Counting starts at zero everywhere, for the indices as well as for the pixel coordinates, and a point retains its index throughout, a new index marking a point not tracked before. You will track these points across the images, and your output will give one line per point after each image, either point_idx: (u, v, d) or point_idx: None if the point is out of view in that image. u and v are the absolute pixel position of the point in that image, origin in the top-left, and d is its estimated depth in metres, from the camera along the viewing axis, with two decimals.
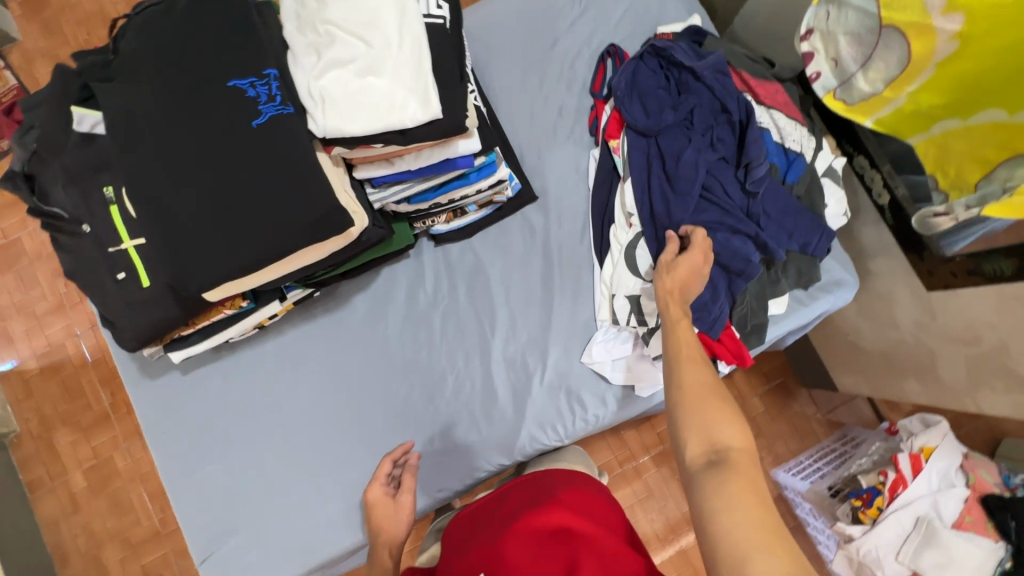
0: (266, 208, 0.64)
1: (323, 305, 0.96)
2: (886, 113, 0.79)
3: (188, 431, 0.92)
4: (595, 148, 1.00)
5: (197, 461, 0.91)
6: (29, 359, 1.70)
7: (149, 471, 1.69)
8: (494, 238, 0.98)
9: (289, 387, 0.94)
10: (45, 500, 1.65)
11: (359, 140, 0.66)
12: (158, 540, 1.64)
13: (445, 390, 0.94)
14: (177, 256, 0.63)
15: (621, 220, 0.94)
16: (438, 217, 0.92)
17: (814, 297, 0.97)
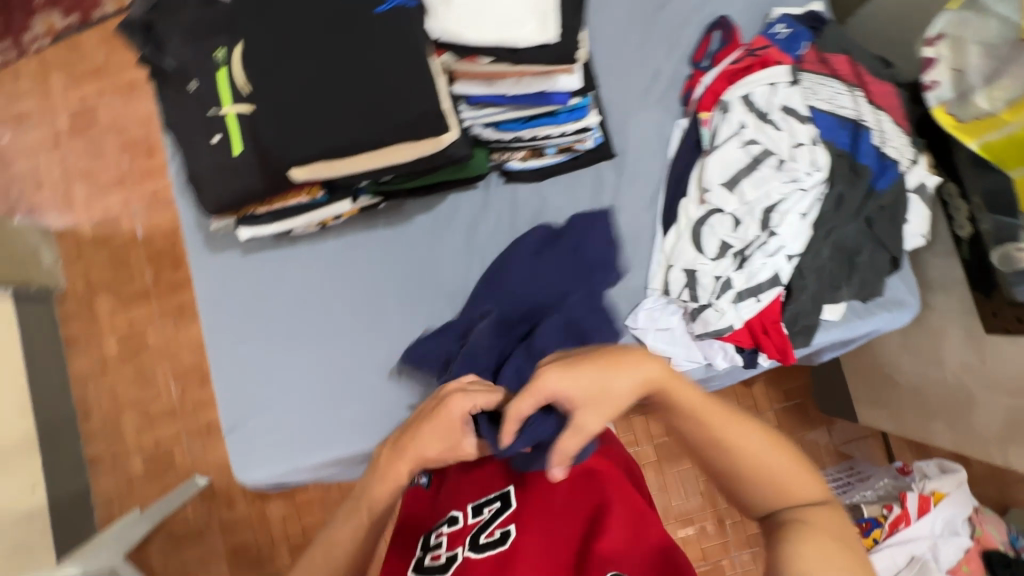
0: (370, 99, 0.65)
1: (386, 218, 0.98)
2: (995, 137, 0.78)
3: (235, 310, 0.96)
4: (683, 119, 0.99)
5: (237, 339, 0.96)
6: (86, 224, 1.85)
7: (176, 351, 1.81)
8: (561, 186, 0.98)
9: (337, 288, 0.97)
10: (78, 356, 1.82)
11: (470, 50, 0.70)
12: (173, 415, 1.79)
13: None
14: (278, 126, 0.66)
15: (694, 195, 0.94)
16: (517, 153, 0.92)
17: (869, 313, 0.96)
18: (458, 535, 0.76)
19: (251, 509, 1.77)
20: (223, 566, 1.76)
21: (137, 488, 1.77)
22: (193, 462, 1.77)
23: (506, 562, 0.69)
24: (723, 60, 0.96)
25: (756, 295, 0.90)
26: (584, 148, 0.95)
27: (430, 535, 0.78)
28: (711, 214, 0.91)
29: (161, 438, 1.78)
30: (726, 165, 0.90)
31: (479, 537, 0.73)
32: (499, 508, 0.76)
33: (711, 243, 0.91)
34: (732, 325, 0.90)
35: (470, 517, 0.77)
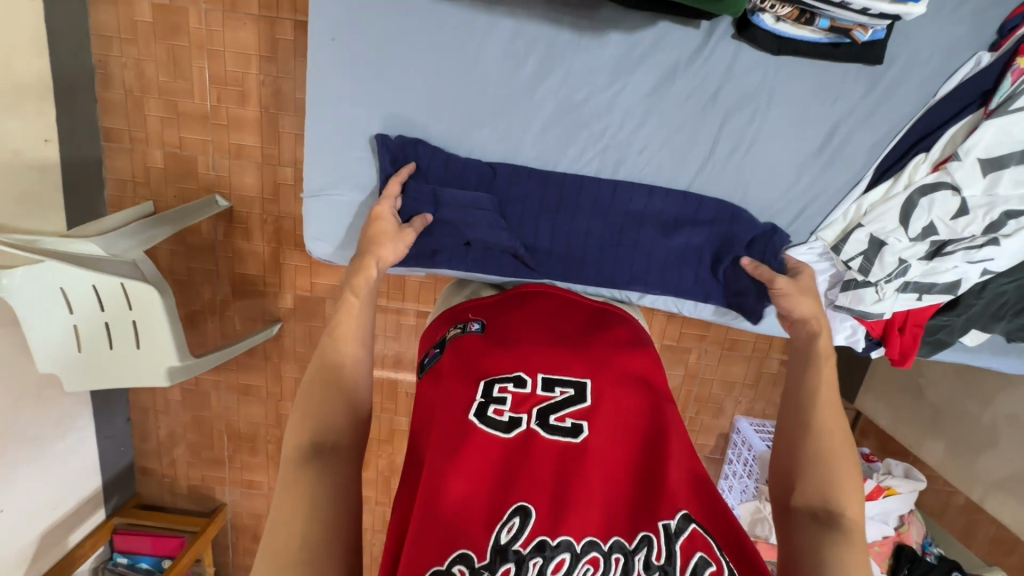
0: None
1: (573, 17, 0.98)
2: None
3: (372, 44, 1.00)
4: (986, 55, 0.97)
5: (377, 103, 1.05)
6: None
7: (218, 49, 1.55)
8: (794, 102, 1.02)
9: (521, 88, 1.03)
10: (103, 7, 1.52)
11: None
12: (204, 123, 1.62)
13: (623, 190, 1.11)
14: None
15: (930, 158, 1.02)
16: (781, 9, 0.91)
17: (1000, 352, 1.18)
18: (523, 402, 0.84)
19: (264, 247, 1.75)
20: (227, 286, 1.79)
21: (155, 182, 1.68)
22: (216, 179, 1.67)
23: (574, 446, 0.78)
24: None
25: (921, 292, 1.07)
26: (858, 39, 0.93)
27: (494, 388, 0.86)
28: (933, 186, 0.99)
29: (186, 141, 1.64)
30: (1001, 143, 0.93)
31: (549, 415, 0.81)
32: (572, 396, 0.84)
33: (916, 223, 1.01)
34: (882, 312, 1.08)
35: (540, 390, 0.86)
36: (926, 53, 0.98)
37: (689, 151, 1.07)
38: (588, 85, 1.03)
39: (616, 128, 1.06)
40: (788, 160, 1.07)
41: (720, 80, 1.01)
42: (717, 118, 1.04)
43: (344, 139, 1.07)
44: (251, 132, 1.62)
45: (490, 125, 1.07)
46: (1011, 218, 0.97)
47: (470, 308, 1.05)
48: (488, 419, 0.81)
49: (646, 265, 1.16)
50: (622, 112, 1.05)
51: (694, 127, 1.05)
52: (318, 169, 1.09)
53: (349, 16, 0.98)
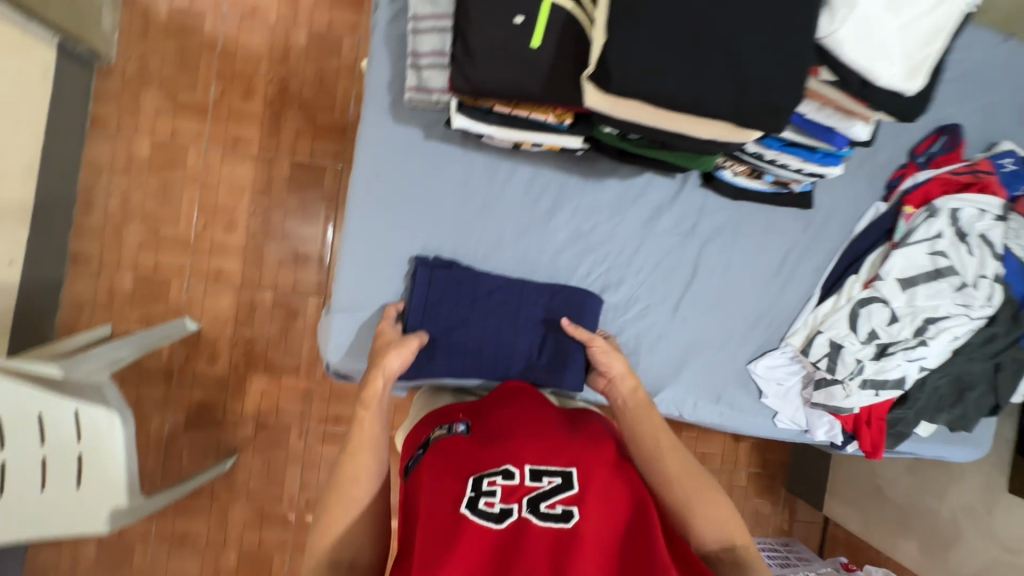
0: (739, 74, 0.64)
1: (578, 170, 1.07)
2: None
3: (410, 175, 1.01)
4: (882, 203, 1.16)
5: (399, 231, 1.03)
6: (164, 4, 1.62)
7: (212, 182, 1.64)
8: (754, 235, 1.15)
9: (523, 218, 1.07)
10: (101, 142, 1.60)
11: (839, 62, 0.70)
12: (184, 248, 1.64)
13: (627, 313, 1.12)
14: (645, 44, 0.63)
15: (862, 277, 1.11)
16: (737, 167, 1.03)
17: (949, 442, 1.19)
18: (513, 492, 0.78)
19: (230, 372, 1.67)
20: (180, 415, 1.65)
21: (117, 306, 1.61)
22: (188, 302, 1.64)
23: (567, 536, 0.72)
24: (942, 166, 1.11)
25: (878, 388, 1.06)
26: (792, 189, 1.10)
27: (482, 481, 0.79)
28: (870, 298, 1.07)
29: (162, 265, 1.63)
30: (911, 265, 1.05)
31: (540, 504, 0.76)
32: (560, 483, 0.78)
33: (862, 326, 1.06)
34: (851, 407, 1.08)
35: (530, 480, 0.79)
36: (845, 203, 1.16)
37: (675, 273, 1.13)
38: (582, 216, 1.09)
39: (614, 253, 1.11)
40: (756, 279, 1.16)
41: (695, 215, 1.12)
42: (694, 248, 1.13)
43: (368, 261, 1.02)
44: (234, 257, 1.66)
45: (491, 250, 1.07)
46: (933, 323, 1.04)
47: (460, 408, 0.97)
48: (478, 511, 0.75)
49: (659, 377, 1.14)
50: (617, 240, 1.10)
51: (677, 255, 1.13)
52: (350, 287, 1.02)
53: (392, 150, 1.00)
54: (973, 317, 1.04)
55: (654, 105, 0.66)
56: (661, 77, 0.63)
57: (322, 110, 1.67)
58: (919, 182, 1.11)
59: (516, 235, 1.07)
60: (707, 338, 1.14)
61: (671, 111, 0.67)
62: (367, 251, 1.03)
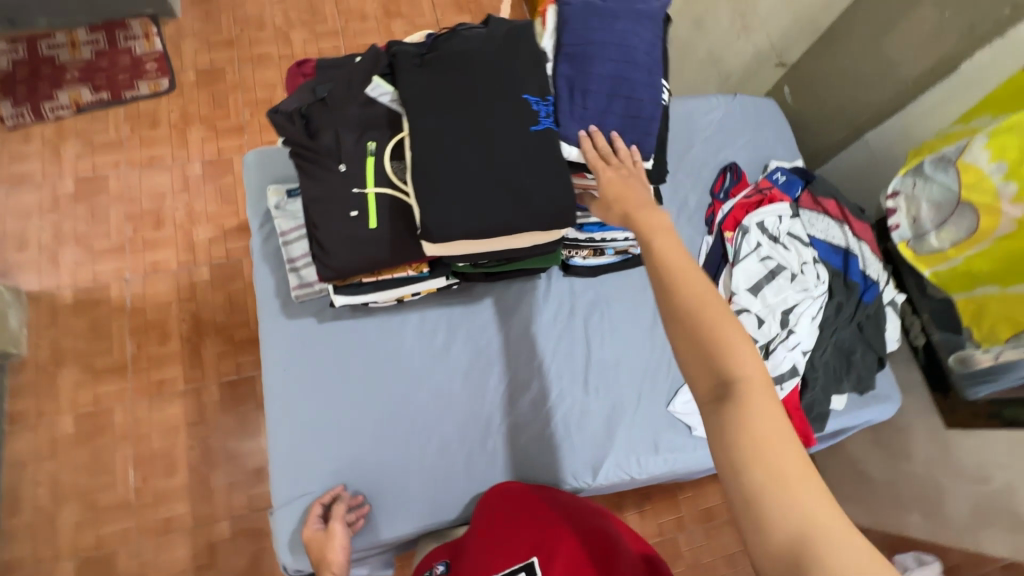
0: (519, 197, 0.77)
1: (459, 297, 1.08)
2: (944, 266, 1.08)
3: (310, 349, 0.99)
4: (709, 237, 1.20)
5: (305, 408, 0.96)
6: (69, 290, 1.75)
7: (143, 432, 1.64)
8: (620, 294, 1.12)
9: (418, 349, 1.03)
10: (22, 435, 1.60)
11: (589, 164, 0.83)
12: (126, 510, 1.57)
13: (540, 405, 1.03)
14: (436, 205, 0.75)
15: (725, 296, 1.12)
16: (581, 251, 1.08)
17: (865, 403, 1.12)
18: None
19: None
20: None
21: None
22: (141, 567, 1.53)
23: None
24: (738, 194, 1.21)
25: (781, 383, 1.05)
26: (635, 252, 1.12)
27: None
28: (738, 312, 1.09)
29: (104, 537, 1.54)
30: (752, 273, 1.10)
31: None
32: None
33: (743, 336, 1.08)
34: None
35: None
36: (685, 246, 1.19)
37: (563, 348, 1.07)
38: (460, 329, 1.06)
39: (504, 352, 1.05)
40: (644, 327, 1.11)
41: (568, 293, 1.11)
42: (579, 322, 1.09)
43: (292, 442, 0.93)
44: (181, 499, 1.60)
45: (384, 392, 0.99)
46: (791, 313, 1.08)
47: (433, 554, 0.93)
48: None
49: (591, 462, 1.01)
50: (502, 338, 1.06)
51: (561, 334, 1.08)
52: (284, 479, 0.92)
53: (282, 332, 0.98)
54: (817, 297, 1.08)
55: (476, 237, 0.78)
56: (461, 221, 0.76)
57: (236, 328, 1.78)
58: (727, 212, 1.19)
59: (402, 371, 1.01)
60: (622, 399, 1.05)
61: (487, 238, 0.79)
62: (289, 438, 0.94)
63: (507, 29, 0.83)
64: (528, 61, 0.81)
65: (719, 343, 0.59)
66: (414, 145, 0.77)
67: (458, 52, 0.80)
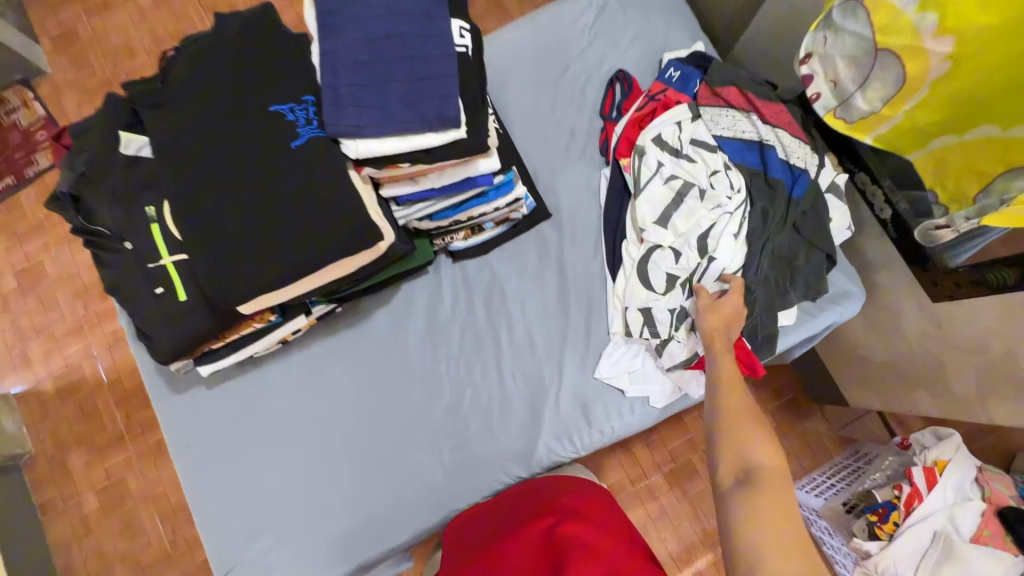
0: (308, 223, 0.69)
1: (345, 319, 0.99)
2: (884, 128, 0.88)
3: (206, 419, 0.95)
4: (606, 168, 1.04)
5: (220, 476, 0.93)
6: (48, 380, 1.80)
7: (160, 490, 1.74)
8: (517, 264, 1.02)
9: (316, 383, 0.97)
10: (58, 520, 1.72)
11: (388, 158, 0.71)
12: (169, 561, 1.70)
13: (458, 406, 0.96)
14: (221, 263, 0.68)
15: (633, 237, 0.98)
16: (457, 234, 0.96)
17: (823, 309, 0.99)
18: None
19: None
20: None
21: None
22: None
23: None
24: (630, 108, 1.02)
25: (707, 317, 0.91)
26: (521, 216, 0.99)
27: None
28: (651, 251, 0.95)
29: None
30: (654, 203, 0.95)
31: None
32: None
33: (658, 279, 0.94)
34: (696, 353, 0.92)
35: None
36: (583, 189, 1.04)
37: (468, 340, 0.99)
38: (354, 351, 0.98)
39: (406, 361, 0.98)
40: (552, 292, 1.01)
41: (462, 280, 1.01)
42: (480, 306, 1.00)
43: (219, 513, 0.92)
44: None
45: (291, 437, 0.95)
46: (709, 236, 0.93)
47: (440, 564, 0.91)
48: None
49: (523, 451, 0.95)
50: (401, 346, 0.98)
51: (464, 325, 0.99)
52: (221, 547, 0.91)
53: (177, 404, 0.95)
54: (733, 211, 0.93)
55: (281, 287, 0.71)
56: (257, 270, 0.69)
57: None
58: (619, 134, 1.01)
59: (303, 411, 0.96)
60: (540, 376, 0.97)
61: (297, 279, 0.71)
62: (214, 508, 0.92)
63: (236, 31, 0.74)
64: (264, 66, 0.72)
65: (741, 436, 0.72)
66: (176, 201, 0.69)
67: (195, 83, 0.72)
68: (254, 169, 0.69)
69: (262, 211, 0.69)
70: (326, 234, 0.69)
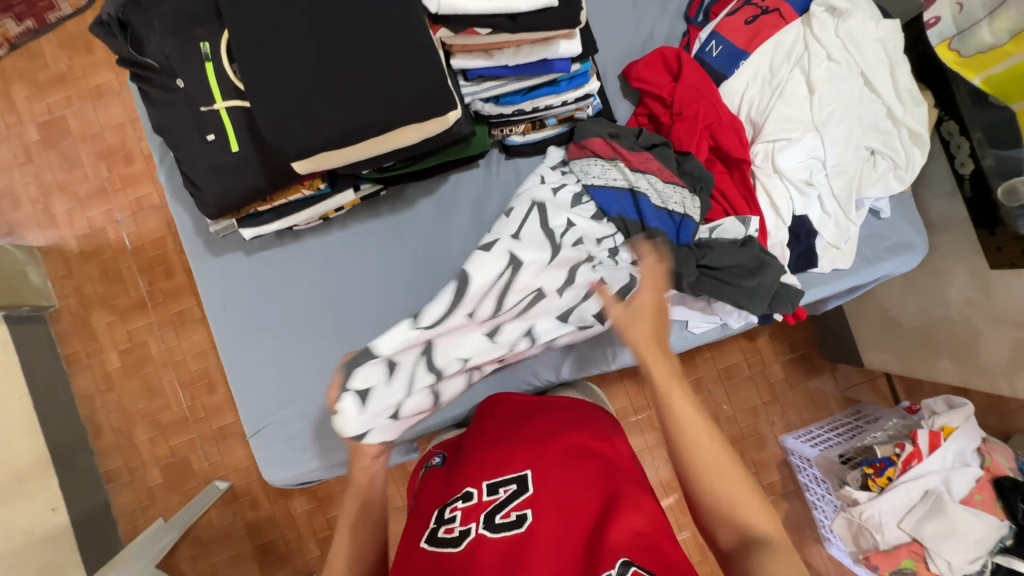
0: (373, 82, 0.66)
1: (389, 203, 0.96)
2: (998, 69, 0.90)
3: (239, 285, 0.95)
4: None
5: (253, 341, 0.95)
6: (71, 238, 1.80)
7: (180, 359, 1.79)
8: None
9: (355, 265, 0.96)
10: (81, 373, 1.79)
11: (470, 19, 0.69)
12: (186, 424, 1.78)
13: None
14: (280, 110, 0.66)
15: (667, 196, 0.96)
16: (517, 127, 0.90)
17: (880, 258, 0.96)
18: (473, 512, 0.75)
19: (275, 508, 1.77)
20: (253, 566, 1.75)
21: (159, 498, 1.76)
22: (211, 467, 1.77)
23: (522, 542, 0.68)
24: (721, 13, 0.93)
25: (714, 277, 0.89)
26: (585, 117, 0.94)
27: (445, 511, 0.78)
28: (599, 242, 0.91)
29: (176, 447, 1.78)
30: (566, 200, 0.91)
31: (495, 515, 0.73)
32: (516, 489, 0.76)
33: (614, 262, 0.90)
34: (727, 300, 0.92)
35: (486, 496, 0.77)
36: None
37: None
38: (395, 239, 0.96)
39: (448, 257, 0.97)
40: None
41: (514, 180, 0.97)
42: None
43: (251, 379, 0.94)
44: (228, 410, 1.78)
45: (325, 315, 0.95)
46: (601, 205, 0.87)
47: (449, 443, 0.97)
48: (438, 541, 0.73)
49: None
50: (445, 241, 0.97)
51: None
52: (252, 408, 0.94)
53: (214, 267, 0.95)
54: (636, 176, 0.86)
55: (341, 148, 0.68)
56: (317, 125, 0.66)
57: None
58: (704, 41, 0.94)
59: (341, 291, 0.96)
60: None
61: (356, 142, 0.68)
62: (247, 373, 0.95)
63: None
64: None
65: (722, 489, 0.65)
66: (239, 38, 0.66)
67: None
68: (328, 16, 0.66)
69: (325, 63, 0.65)
70: (394, 95, 0.66)
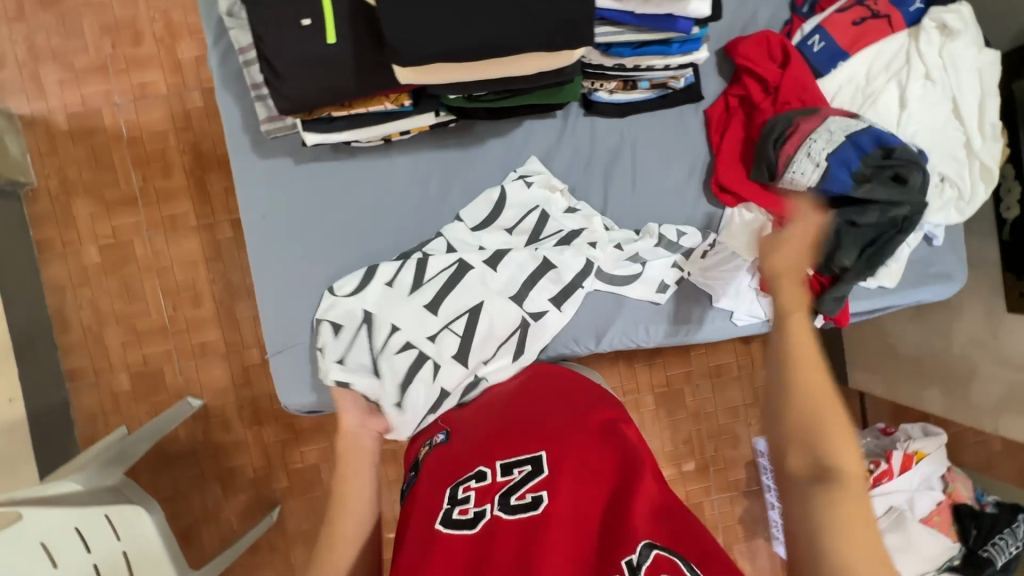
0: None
1: (457, 138, 0.97)
2: None
3: (289, 193, 0.93)
4: None
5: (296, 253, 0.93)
6: (61, 113, 1.63)
7: (166, 266, 1.68)
8: (649, 145, 1.02)
9: (416, 201, 0.96)
10: (53, 263, 1.65)
11: None
12: (165, 334, 1.68)
13: None
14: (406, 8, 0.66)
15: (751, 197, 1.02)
16: (609, 83, 0.94)
17: (920, 282, 1.00)
18: (484, 491, 0.66)
19: (247, 435, 1.70)
20: (216, 488, 1.69)
21: (125, 406, 1.67)
22: (185, 382, 1.69)
23: (535, 528, 0.60)
24: (829, 8, 0.98)
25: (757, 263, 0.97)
26: (677, 87, 0.98)
27: (457, 488, 0.67)
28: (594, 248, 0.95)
29: (150, 356, 1.68)
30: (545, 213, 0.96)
31: (509, 497, 0.64)
32: (530, 471, 0.66)
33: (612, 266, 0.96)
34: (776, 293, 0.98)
35: (499, 475, 0.67)
36: None
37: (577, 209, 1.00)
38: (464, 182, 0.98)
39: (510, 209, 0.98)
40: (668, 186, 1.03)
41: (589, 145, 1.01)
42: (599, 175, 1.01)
43: (290, 292, 0.93)
44: (213, 327, 1.69)
45: (379, 241, 0.96)
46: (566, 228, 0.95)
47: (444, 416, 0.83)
48: (452, 523, 0.63)
49: (598, 325, 0.98)
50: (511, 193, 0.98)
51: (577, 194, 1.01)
52: (283, 324, 0.93)
53: (268, 169, 0.93)
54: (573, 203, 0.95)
55: (452, 60, 0.69)
56: (443, 31, 0.67)
57: None
58: (806, 31, 0.99)
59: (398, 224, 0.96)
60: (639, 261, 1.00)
61: (473, 58, 0.70)
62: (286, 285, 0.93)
63: None
64: None
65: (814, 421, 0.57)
66: None
67: None
68: None
69: None
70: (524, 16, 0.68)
